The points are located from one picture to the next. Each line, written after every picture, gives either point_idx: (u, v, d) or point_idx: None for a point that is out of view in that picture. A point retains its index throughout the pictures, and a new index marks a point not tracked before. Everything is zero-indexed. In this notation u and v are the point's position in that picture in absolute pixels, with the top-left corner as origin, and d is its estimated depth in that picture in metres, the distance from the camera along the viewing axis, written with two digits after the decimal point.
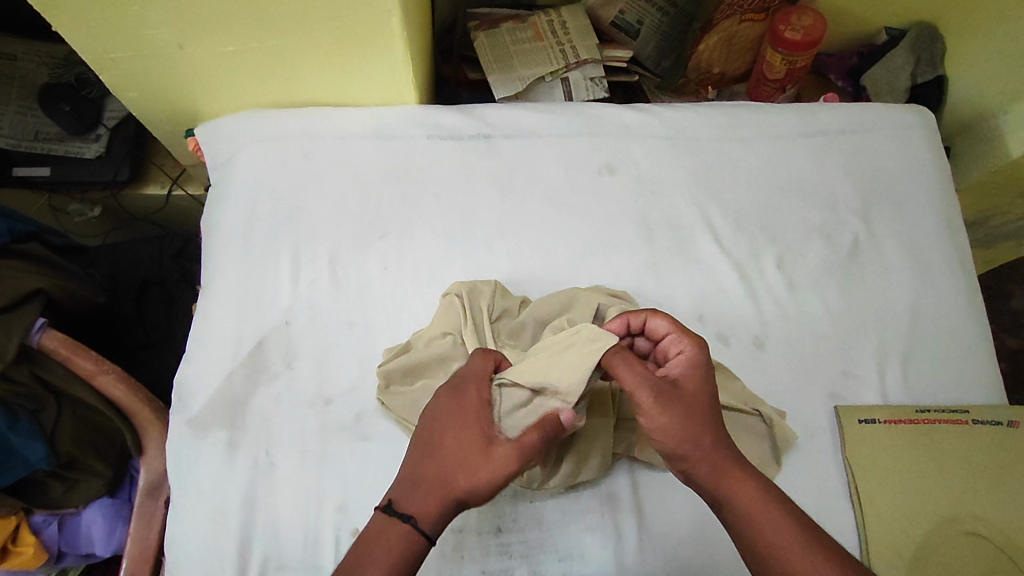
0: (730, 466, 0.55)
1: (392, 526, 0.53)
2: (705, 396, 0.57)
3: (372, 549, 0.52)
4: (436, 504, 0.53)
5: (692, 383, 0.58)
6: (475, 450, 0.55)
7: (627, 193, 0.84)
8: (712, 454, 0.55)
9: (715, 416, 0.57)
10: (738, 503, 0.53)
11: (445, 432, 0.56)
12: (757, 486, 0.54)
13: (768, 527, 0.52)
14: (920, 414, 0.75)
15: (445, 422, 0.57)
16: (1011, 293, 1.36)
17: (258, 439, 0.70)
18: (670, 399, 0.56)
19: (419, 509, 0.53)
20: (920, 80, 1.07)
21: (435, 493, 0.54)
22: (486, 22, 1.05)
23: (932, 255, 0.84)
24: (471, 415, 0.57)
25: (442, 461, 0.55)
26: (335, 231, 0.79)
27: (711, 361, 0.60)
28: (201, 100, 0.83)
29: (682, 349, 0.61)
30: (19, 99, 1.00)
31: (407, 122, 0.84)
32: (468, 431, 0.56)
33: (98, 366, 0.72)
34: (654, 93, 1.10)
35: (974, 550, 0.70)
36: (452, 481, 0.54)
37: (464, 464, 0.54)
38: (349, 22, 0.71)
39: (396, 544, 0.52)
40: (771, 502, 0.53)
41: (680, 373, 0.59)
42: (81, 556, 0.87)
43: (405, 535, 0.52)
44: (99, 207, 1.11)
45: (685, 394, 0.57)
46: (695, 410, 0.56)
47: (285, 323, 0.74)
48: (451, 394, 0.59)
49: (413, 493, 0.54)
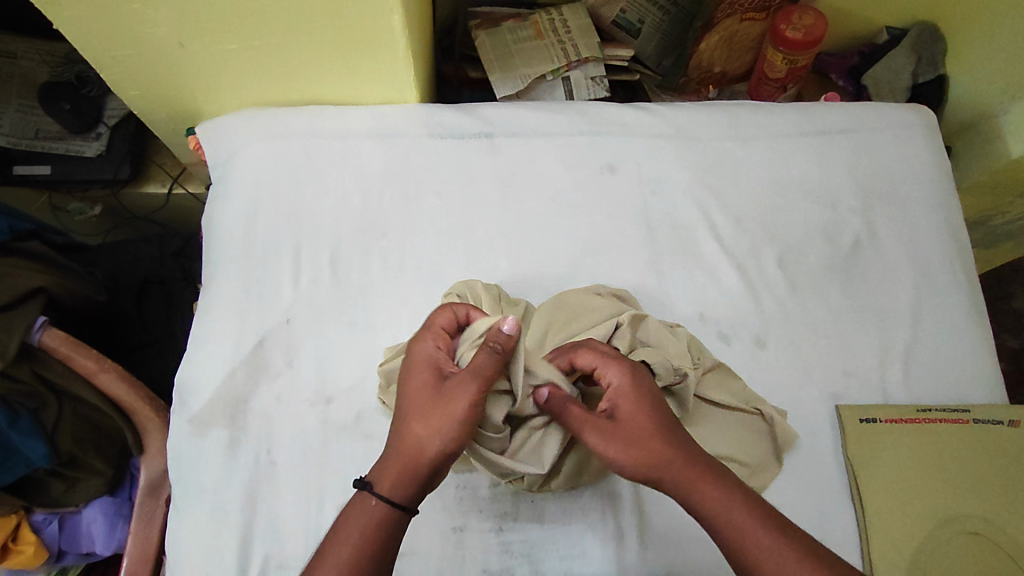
0: (694, 482, 0.53)
1: (357, 497, 0.54)
2: (643, 417, 0.56)
3: (339, 520, 0.53)
4: (393, 466, 0.53)
5: (630, 407, 0.57)
6: (423, 403, 0.55)
7: (628, 192, 0.84)
8: (674, 472, 0.54)
9: (665, 432, 0.55)
10: (711, 519, 0.53)
11: (401, 391, 0.58)
12: (726, 496, 0.53)
13: (742, 538, 0.51)
14: (921, 414, 0.75)
15: (399, 382, 0.58)
16: (1012, 294, 1.36)
17: (258, 437, 0.70)
18: (611, 436, 0.55)
19: (384, 474, 0.53)
20: (922, 80, 1.08)
21: (393, 454, 0.54)
22: (487, 21, 1.05)
23: (933, 255, 0.84)
24: (419, 368, 0.57)
25: (397, 420, 0.56)
26: (335, 231, 0.79)
27: (643, 383, 0.58)
28: (201, 98, 0.83)
29: (610, 378, 0.59)
30: (20, 97, 1.00)
31: (408, 121, 0.84)
32: (417, 384, 0.56)
33: (99, 364, 0.72)
34: (655, 92, 1.11)
35: (975, 549, 0.70)
36: (405, 438, 0.54)
37: (413, 419, 0.54)
38: (349, 20, 0.71)
39: (364, 513, 0.52)
40: (739, 512, 0.52)
41: (614, 401, 0.58)
42: (81, 556, 0.87)
43: (365, 502, 0.53)
44: (99, 206, 1.11)
45: (625, 424, 0.56)
46: (640, 434, 0.55)
47: (286, 322, 0.74)
48: (409, 354, 0.60)
49: (381, 462, 0.55)
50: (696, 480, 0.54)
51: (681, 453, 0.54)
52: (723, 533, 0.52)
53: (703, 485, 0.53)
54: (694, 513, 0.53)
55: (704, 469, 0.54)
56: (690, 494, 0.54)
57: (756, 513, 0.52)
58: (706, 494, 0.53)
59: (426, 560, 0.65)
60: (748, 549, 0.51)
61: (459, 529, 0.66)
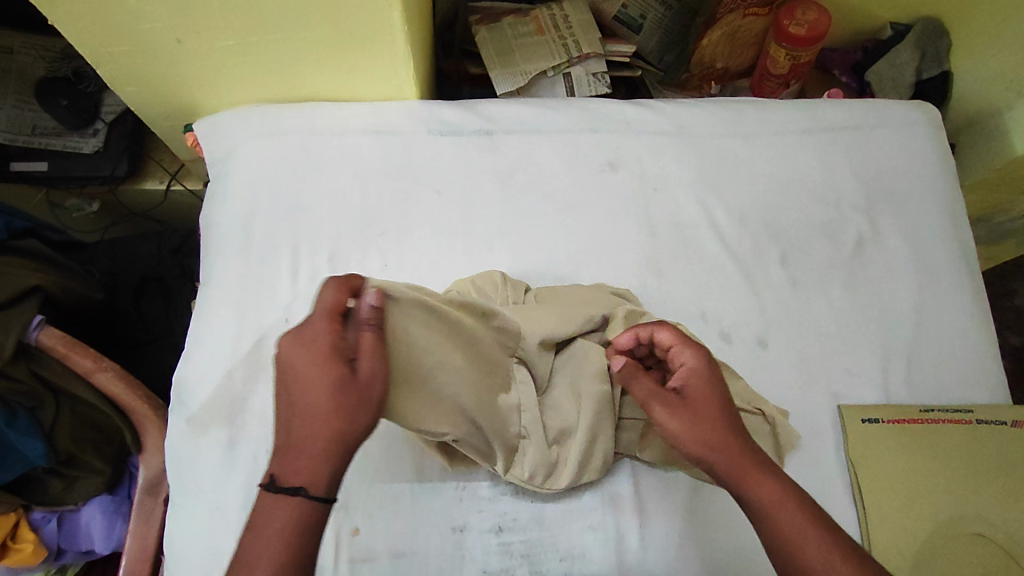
0: (746, 466, 0.54)
1: (282, 505, 0.46)
2: (710, 403, 0.58)
3: (266, 534, 0.45)
4: (320, 465, 0.47)
5: (699, 390, 0.59)
6: (339, 399, 0.48)
7: (630, 189, 0.83)
8: (724, 455, 0.55)
9: (728, 419, 0.57)
10: (758, 501, 0.53)
11: (296, 387, 0.48)
12: (775, 484, 0.53)
13: (791, 530, 0.51)
14: (924, 414, 0.75)
15: (291, 372, 0.49)
16: (1015, 291, 1.35)
17: (258, 437, 0.69)
18: (673, 411, 0.57)
19: (308, 477, 0.46)
20: (926, 76, 1.06)
21: (311, 455, 0.47)
22: (487, 16, 1.03)
23: (937, 254, 0.84)
24: (321, 361, 0.49)
25: (301, 417, 0.48)
26: (335, 229, 0.78)
27: (717, 369, 0.60)
28: (196, 93, 0.82)
29: (684, 359, 0.61)
30: (16, 92, 0.99)
31: (407, 118, 0.84)
32: (325, 377, 0.48)
33: (97, 364, 0.72)
34: (658, 88, 1.10)
35: (980, 551, 0.69)
36: (321, 437, 0.47)
37: (332, 416, 0.48)
38: (349, 17, 0.70)
39: (290, 521, 0.46)
40: (791, 504, 0.52)
41: (684, 381, 0.60)
42: (82, 553, 0.86)
43: (299, 509, 0.46)
44: (98, 202, 1.10)
45: (692, 404, 0.58)
46: (704, 417, 0.57)
47: (285, 321, 0.73)
48: (292, 340, 0.50)
49: (295, 463, 0.47)
50: (747, 464, 0.54)
51: (737, 439, 0.56)
52: (767, 516, 0.52)
53: (755, 470, 0.54)
54: (742, 495, 0.54)
55: (755, 458, 0.55)
56: (738, 476, 0.54)
57: (805, 507, 0.52)
58: (756, 480, 0.54)
59: (425, 562, 0.64)
60: (790, 538, 0.51)
61: (460, 529, 0.66)
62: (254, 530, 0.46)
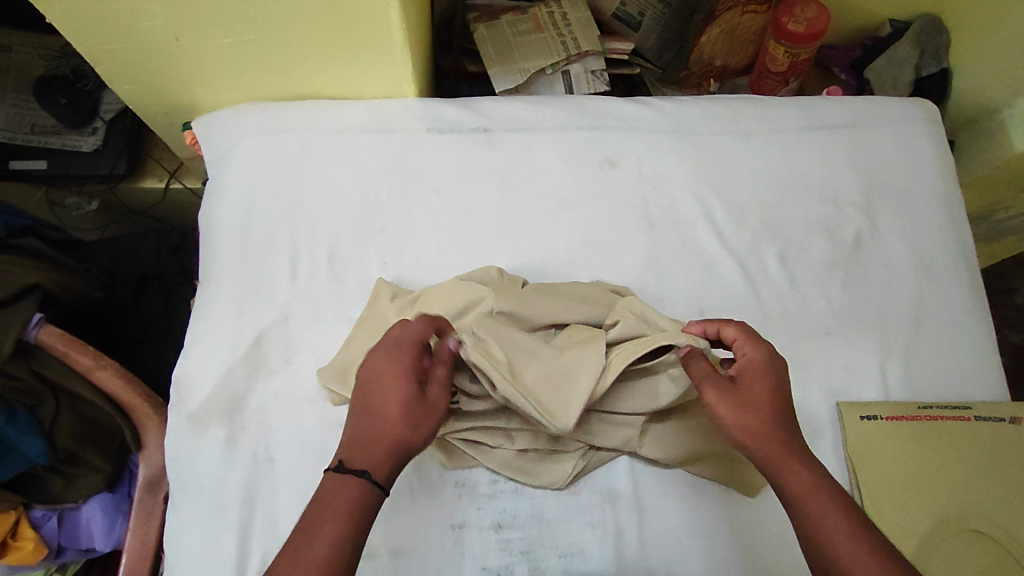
0: (786, 458, 0.55)
1: (345, 482, 0.51)
2: (763, 395, 0.58)
3: (332, 503, 0.50)
4: (383, 456, 0.53)
5: (754, 381, 0.58)
6: (409, 413, 0.55)
7: (628, 184, 0.83)
8: (766, 445, 0.56)
9: (778, 413, 0.57)
10: (794, 493, 0.54)
11: (374, 390, 0.56)
12: (813, 478, 0.54)
13: (824, 522, 0.51)
14: (921, 411, 0.75)
15: (371, 383, 0.56)
16: (1014, 288, 1.35)
17: (257, 435, 0.69)
18: (723, 396, 0.58)
19: (373, 464, 0.52)
20: (925, 74, 1.06)
21: (382, 443, 0.53)
22: (487, 13, 1.04)
23: (935, 251, 0.84)
24: (398, 370, 0.57)
25: (377, 413, 0.55)
26: (333, 228, 0.78)
27: (780, 365, 0.60)
28: (194, 91, 0.82)
29: (746, 352, 0.61)
30: (15, 90, 0.99)
31: (407, 115, 0.84)
32: (402, 392, 0.55)
33: (96, 361, 0.73)
34: (655, 85, 1.11)
35: (975, 546, 0.69)
36: (394, 431, 0.54)
37: (400, 419, 0.55)
38: (348, 16, 0.70)
39: (354, 496, 0.51)
40: (827, 498, 0.52)
41: (740, 369, 0.60)
42: (81, 552, 0.85)
43: (361, 490, 0.51)
44: (97, 200, 1.10)
45: (744, 392, 0.58)
46: (752, 405, 0.57)
47: (284, 318, 0.74)
48: (372, 355, 0.58)
49: (365, 450, 0.53)
50: (787, 455, 0.55)
51: (784, 433, 0.56)
52: (801, 505, 0.53)
53: (793, 463, 0.55)
54: (779, 483, 0.55)
55: (801, 452, 0.55)
56: (777, 468, 0.55)
57: (843, 505, 0.52)
58: (792, 472, 0.54)
59: (425, 558, 0.64)
60: (821, 528, 0.51)
61: (459, 526, 0.66)
62: (319, 502, 0.50)
